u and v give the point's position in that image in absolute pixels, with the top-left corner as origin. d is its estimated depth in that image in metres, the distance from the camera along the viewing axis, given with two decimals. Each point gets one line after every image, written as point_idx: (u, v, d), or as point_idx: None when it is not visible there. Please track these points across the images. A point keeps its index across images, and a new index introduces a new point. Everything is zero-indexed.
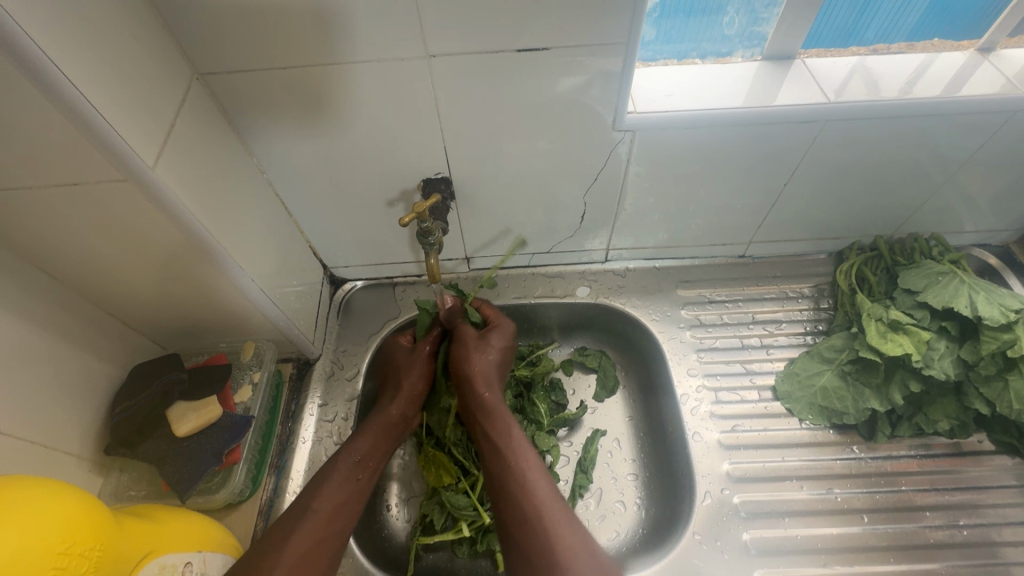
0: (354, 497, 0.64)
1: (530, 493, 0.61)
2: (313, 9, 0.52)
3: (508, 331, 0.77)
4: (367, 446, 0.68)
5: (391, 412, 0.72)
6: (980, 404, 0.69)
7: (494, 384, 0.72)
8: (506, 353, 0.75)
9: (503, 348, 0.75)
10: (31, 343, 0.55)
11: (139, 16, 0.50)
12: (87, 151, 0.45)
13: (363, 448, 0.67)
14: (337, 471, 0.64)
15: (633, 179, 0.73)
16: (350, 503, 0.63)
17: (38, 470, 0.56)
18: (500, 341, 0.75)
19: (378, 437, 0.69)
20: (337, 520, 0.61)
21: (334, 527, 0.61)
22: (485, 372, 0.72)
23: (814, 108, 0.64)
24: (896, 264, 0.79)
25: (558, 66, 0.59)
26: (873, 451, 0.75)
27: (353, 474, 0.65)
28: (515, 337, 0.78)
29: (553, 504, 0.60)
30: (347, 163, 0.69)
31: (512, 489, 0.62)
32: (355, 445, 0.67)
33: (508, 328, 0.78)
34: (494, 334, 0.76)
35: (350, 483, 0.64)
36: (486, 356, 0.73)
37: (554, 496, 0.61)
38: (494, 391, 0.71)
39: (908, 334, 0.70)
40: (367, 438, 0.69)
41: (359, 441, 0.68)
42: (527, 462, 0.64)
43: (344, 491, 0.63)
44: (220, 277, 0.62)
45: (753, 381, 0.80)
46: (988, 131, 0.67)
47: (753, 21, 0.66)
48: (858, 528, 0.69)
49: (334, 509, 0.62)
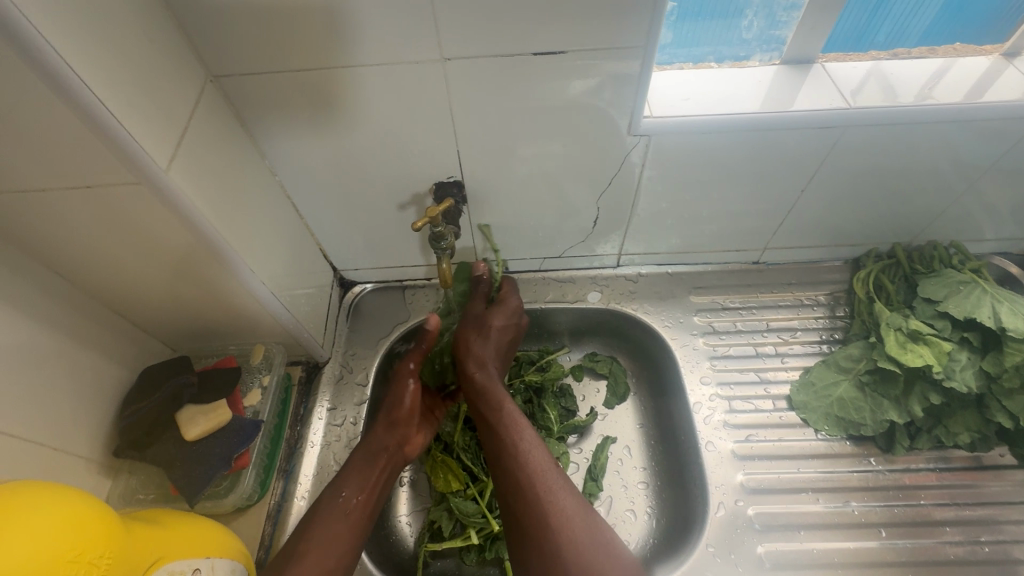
0: (347, 535, 0.60)
1: (524, 462, 0.61)
2: (327, 10, 0.52)
3: (511, 309, 0.76)
4: (357, 479, 0.64)
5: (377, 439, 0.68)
6: (1003, 417, 0.68)
7: (489, 363, 0.72)
8: (505, 333, 0.75)
9: (504, 326, 0.75)
10: (43, 345, 0.55)
11: (153, 18, 0.49)
12: (102, 153, 0.45)
13: (353, 481, 0.64)
14: (331, 504, 0.62)
15: (647, 184, 0.72)
16: (346, 535, 0.60)
17: (48, 472, 0.56)
18: (498, 320, 0.75)
19: (370, 466, 0.66)
20: (331, 552, 0.59)
21: (327, 561, 0.58)
22: (479, 354, 0.72)
23: (834, 113, 0.62)
24: (915, 273, 0.78)
25: (573, 69, 0.58)
26: (891, 464, 0.73)
27: (347, 507, 0.62)
28: (521, 314, 0.77)
29: (546, 469, 0.60)
30: (359, 166, 0.68)
31: (506, 459, 0.62)
32: (346, 479, 0.64)
33: (513, 305, 0.77)
34: (493, 313, 0.76)
35: (343, 517, 0.61)
36: (484, 338, 0.73)
37: (546, 461, 0.61)
38: (487, 369, 0.71)
39: (929, 345, 0.69)
40: (355, 469, 0.65)
41: (351, 474, 0.65)
42: (521, 433, 0.63)
43: (335, 527, 0.60)
44: (231, 280, 0.61)
45: (767, 390, 0.78)
46: (1012, 137, 0.65)
47: (772, 25, 0.65)
48: (875, 543, 0.68)
49: (328, 543, 0.59)
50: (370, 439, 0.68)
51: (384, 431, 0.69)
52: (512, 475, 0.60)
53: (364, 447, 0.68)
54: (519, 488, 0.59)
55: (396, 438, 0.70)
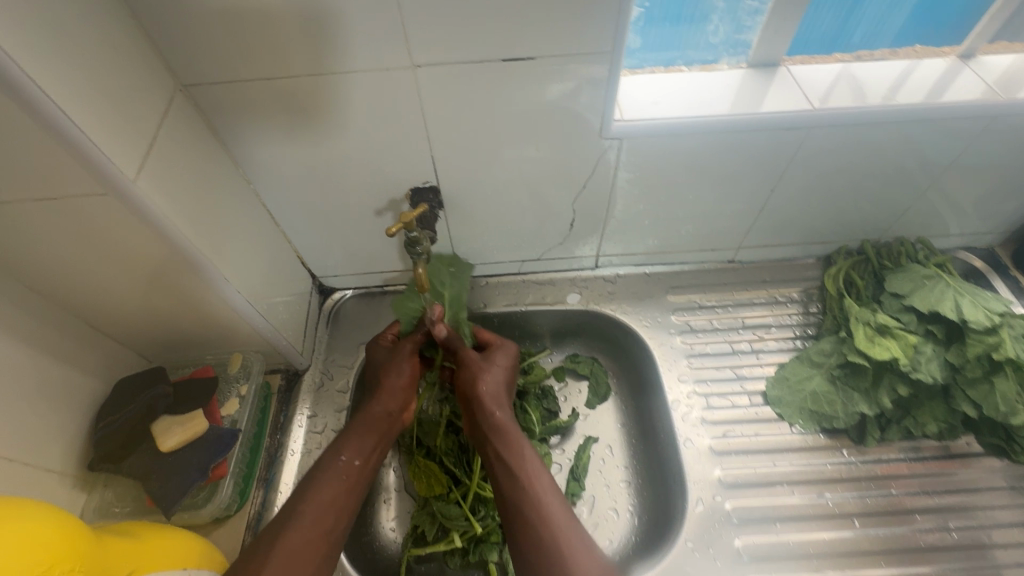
0: (343, 497, 0.60)
1: (543, 514, 0.58)
2: (297, 19, 0.52)
3: (510, 351, 0.75)
4: (356, 442, 0.64)
5: (375, 408, 0.68)
6: (968, 406, 0.70)
7: (504, 404, 0.69)
8: (511, 372, 0.73)
9: (510, 367, 0.73)
10: (12, 358, 0.55)
11: (120, 28, 0.49)
12: (66, 164, 0.45)
13: (353, 445, 0.64)
14: (332, 467, 0.62)
15: (622, 186, 0.73)
16: (343, 499, 0.60)
17: (20, 488, 0.55)
18: (503, 361, 0.73)
19: (369, 431, 0.66)
20: (328, 518, 0.58)
21: (325, 523, 0.58)
22: (493, 393, 0.69)
23: (800, 114, 0.64)
24: (883, 268, 0.80)
25: (544, 75, 0.59)
26: (863, 455, 0.75)
27: (348, 469, 0.62)
28: (520, 356, 0.76)
29: (566, 522, 0.57)
30: (334, 172, 0.68)
31: (524, 510, 0.59)
32: (347, 441, 0.64)
33: (511, 347, 0.76)
34: (497, 354, 0.74)
35: (341, 480, 0.61)
36: (496, 375, 0.71)
37: (569, 517, 0.58)
38: (504, 409, 0.68)
39: (895, 338, 0.71)
40: (356, 433, 0.65)
41: (350, 438, 0.65)
42: (542, 484, 0.61)
43: (334, 489, 0.60)
44: (205, 289, 0.61)
45: (743, 386, 0.80)
46: (971, 136, 0.67)
47: (737, 29, 0.66)
48: (849, 533, 0.69)
49: (324, 508, 0.58)
50: (371, 406, 0.68)
51: (385, 400, 0.69)
52: (532, 529, 0.57)
53: (364, 413, 0.68)
54: (538, 544, 0.56)
55: (397, 404, 0.70)
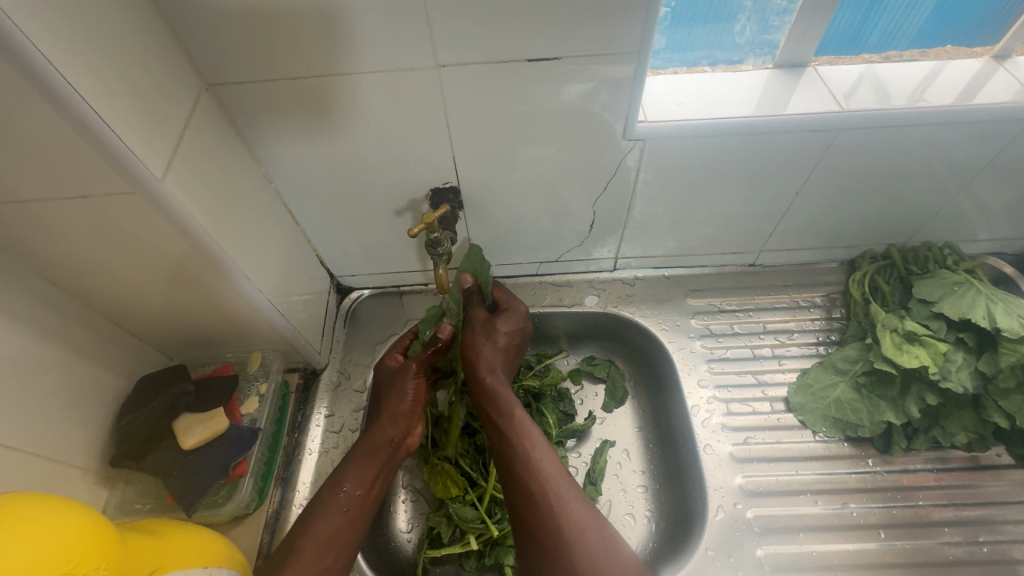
0: (345, 530, 0.60)
1: (538, 476, 0.58)
2: (322, 19, 0.52)
3: (518, 314, 0.73)
4: (357, 473, 0.64)
5: (377, 435, 0.68)
6: (1000, 417, 0.68)
7: (498, 369, 0.68)
8: (516, 337, 0.72)
9: (512, 332, 0.72)
10: (38, 355, 0.55)
11: (148, 28, 0.50)
12: (97, 163, 0.45)
13: (355, 476, 0.64)
14: (332, 499, 0.61)
15: (644, 188, 0.72)
16: (344, 533, 0.60)
17: (45, 483, 0.55)
18: (506, 325, 0.72)
19: (371, 459, 0.66)
20: (328, 551, 0.58)
21: (327, 558, 0.57)
22: (487, 358, 0.68)
23: (828, 116, 0.63)
24: (910, 273, 0.78)
25: (568, 75, 0.58)
26: (889, 465, 0.73)
27: (349, 500, 0.62)
28: (528, 319, 0.74)
29: (561, 483, 0.57)
30: (354, 172, 0.68)
31: (529, 486, 0.57)
32: (347, 472, 0.64)
33: (519, 311, 0.74)
34: (502, 320, 0.72)
35: (343, 512, 0.61)
36: (493, 343, 0.70)
37: (562, 476, 0.58)
38: (497, 375, 0.67)
39: (925, 345, 0.69)
40: (357, 462, 0.65)
41: (351, 468, 0.64)
42: (542, 459, 0.59)
43: (334, 521, 0.60)
44: (227, 287, 0.61)
45: (764, 392, 0.79)
46: (1005, 139, 0.66)
47: (764, 29, 0.65)
48: (874, 544, 0.68)
49: (327, 541, 0.58)
50: (373, 432, 0.68)
51: (388, 425, 0.69)
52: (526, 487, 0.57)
53: (365, 440, 0.67)
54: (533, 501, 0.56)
55: (400, 432, 0.69)
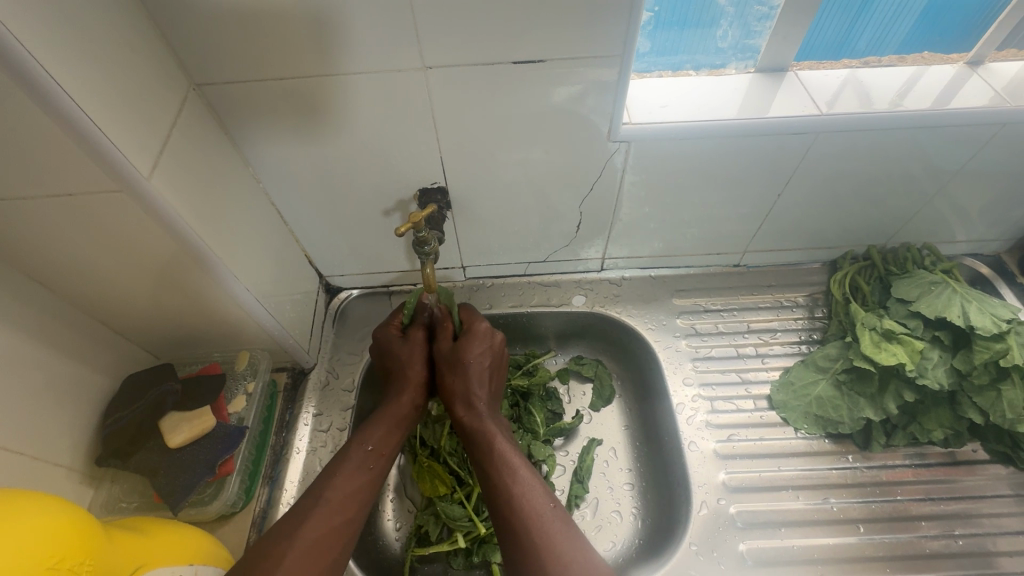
0: (368, 486, 0.61)
1: (522, 509, 0.57)
2: (310, 21, 0.53)
3: (485, 335, 0.70)
4: (381, 434, 0.65)
5: (401, 399, 0.69)
6: (974, 413, 0.70)
7: (476, 403, 0.67)
8: (489, 359, 0.69)
9: (483, 357, 0.69)
10: (23, 353, 0.55)
11: (136, 28, 0.50)
12: (83, 162, 0.45)
13: (379, 436, 0.64)
14: (357, 455, 0.62)
15: (629, 189, 0.73)
16: (366, 488, 0.60)
17: (29, 482, 0.55)
18: (477, 350, 0.69)
19: (393, 423, 0.66)
20: (351, 506, 0.58)
21: (348, 513, 0.58)
22: (466, 394, 0.67)
23: (808, 119, 0.64)
24: (889, 274, 0.80)
25: (553, 77, 0.59)
26: (868, 461, 0.75)
27: (369, 458, 0.62)
28: (497, 334, 0.72)
29: (546, 515, 0.56)
30: (342, 172, 0.69)
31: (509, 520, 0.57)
32: (372, 433, 0.64)
33: (484, 330, 0.71)
34: (467, 346, 0.69)
35: (365, 469, 0.61)
36: (464, 374, 0.68)
37: (547, 506, 0.57)
38: (476, 410, 0.66)
39: (902, 343, 0.71)
40: (384, 425, 0.66)
41: (374, 429, 0.65)
42: (529, 492, 0.58)
43: (359, 478, 0.60)
44: (214, 286, 0.61)
45: (748, 390, 0.80)
46: (978, 143, 0.68)
47: (746, 34, 0.67)
48: (854, 539, 0.69)
49: (348, 496, 0.59)
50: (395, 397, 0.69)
51: (409, 387, 0.69)
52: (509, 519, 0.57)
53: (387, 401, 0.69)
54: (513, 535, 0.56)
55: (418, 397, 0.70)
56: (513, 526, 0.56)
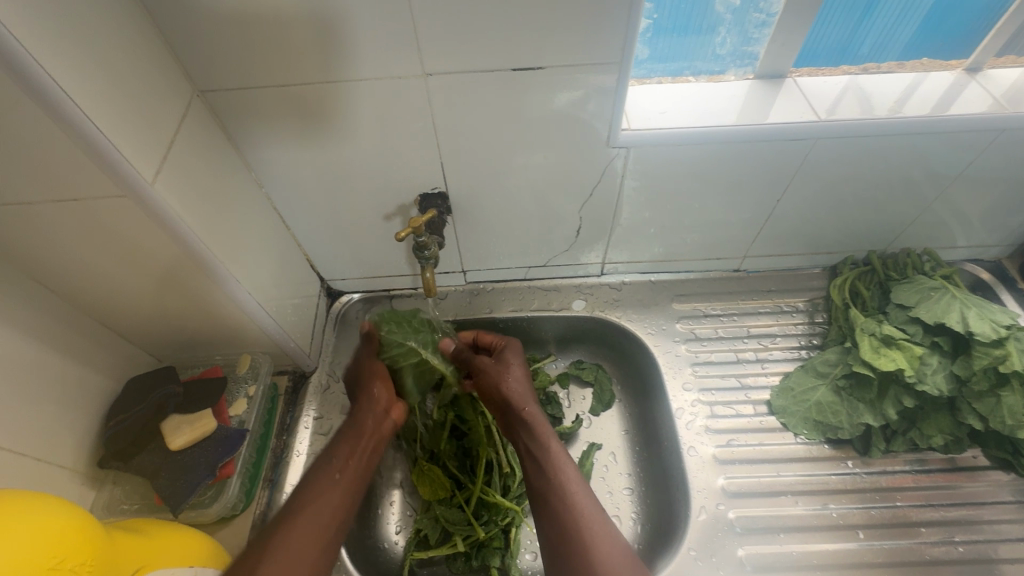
0: (340, 500, 0.58)
1: (575, 511, 0.56)
2: (313, 29, 0.54)
3: (516, 348, 0.72)
4: (348, 446, 0.62)
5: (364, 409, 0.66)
6: (974, 419, 0.70)
7: (530, 403, 0.66)
8: (530, 369, 0.71)
9: (524, 366, 0.70)
10: (27, 355, 0.56)
11: (142, 35, 0.51)
12: (88, 167, 0.46)
13: (344, 447, 0.62)
14: (322, 471, 0.60)
15: (628, 194, 0.74)
16: (340, 503, 0.58)
17: (32, 483, 0.56)
18: (515, 359, 0.70)
19: (360, 433, 0.63)
20: (326, 522, 0.56)
21: (321, 526, 0.55)
22: (520, 391, 0.66)
23: (806, 126, 0.65)
24: (889, 280, 0.80)
25: (552, 84, 0.60)
26: (868, 467, 0.75)
27: (336, 473, 0.60)
28: (527, 350, 0.74)
29: (595, 516, 0.56)
30: (344, 176, 0.69)
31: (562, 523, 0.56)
32: (337, 447, 0.62)
33: (514, 345, 0.73)
34: (509, 356, 0.71)
35: (333, 484, 0.59)
36: (509, 380, 0.68)
37: (600, 510, 0.57)
38: (533, 406, 0.65)
39: (902, 349, 0.70)
40: (348, 436, 0.63)
41: (341, 442, 0.63)
42: (577, 497, 0.57)
43: (326, 492, 0.58)
44: (216, 290, 0.62)
45: (747, 396, 0.80)
46: (977, 148, 0.68)
47: (745, 41, 0.67)
48: (853, 545, 0.69)
49: (321, 514, 0.56)
50: (360, 408, 0.66)
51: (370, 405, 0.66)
52: (558, 522, 0.56)
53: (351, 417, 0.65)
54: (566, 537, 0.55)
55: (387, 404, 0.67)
56: (572, 526, 0.55)
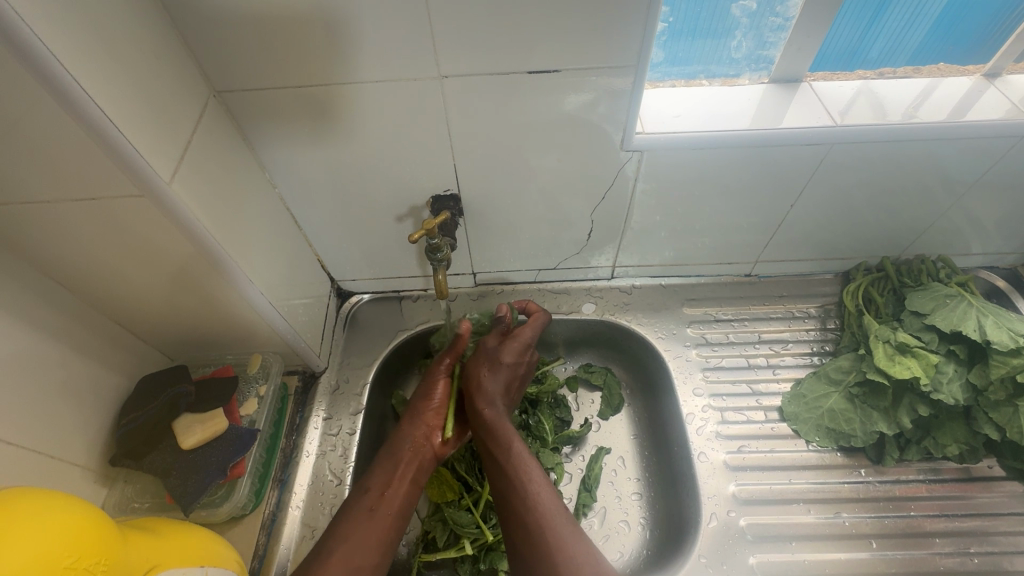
0: (376, 530, 0.61)
1: (532, 507, 0.58)
2: (329, 31, 0.54)
3: (524, 341, 0.73)
4: (383, 475, 0.66)
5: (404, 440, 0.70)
6: (990, 429, 0.69)
7: (497, 402, 0.69)
8: (515, 366, 0.72)
9: (514, 362, 0.72)
10: (41, 352, 0.56)
11: (161, 36, 0.51)
12: (107, 167, 0.46)
13: (379, 478, 0.65)
14: (359, 500, 0.63)
15: (641, 198, 0.73)
16: (375, 532, 0.61)
17: (45, 480, 0.56)
18: (511, 356, 0.72)
19: (394, 463, 0.67)
20: (359, 551, 0.59)
21: (355, 558, 0.58)
22: (487, 392, 0.69)
23: (822, 130, 0.64)
24: (903, 286, 0.80)
25: (567, 86, 0.60)
26: (881, 475, 0.74)
27: (373, 502, 0.63)
28: (533, 345, 0.74)
29: (555, 516, 0.57)
30: (356, 178, 0.69)
31: (520, 515, 0.58)
32: (371, 476, 0.65)
33: (524, 336, 0.74)
34: (504, 348, 0.72)
35: (373, 514, 0.62)
36: (495, 374, 0.71)
37: (556, 507, 0.58)
38: (496, 407, 0.68)
39: (916, 357, 0.70)
40: (384, 465, 0.67)
41: (376, 472, 0.66)
42: (540, 495, 0.59)
43: (363, 522, 0.61)
44: (229, 289, 0.62)
45: (758, 402, 0.79)
46: (996, 155, 0.67)
47: (760, 45, 0.67)
48: (866, 554, 0.68)
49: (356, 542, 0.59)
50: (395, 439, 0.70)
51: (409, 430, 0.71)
52: (521, 518, 0.58)
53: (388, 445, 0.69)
54: (524, 532, 0.57)
55: (426, 434, 0.71)
56: (528, 522, 0.57)
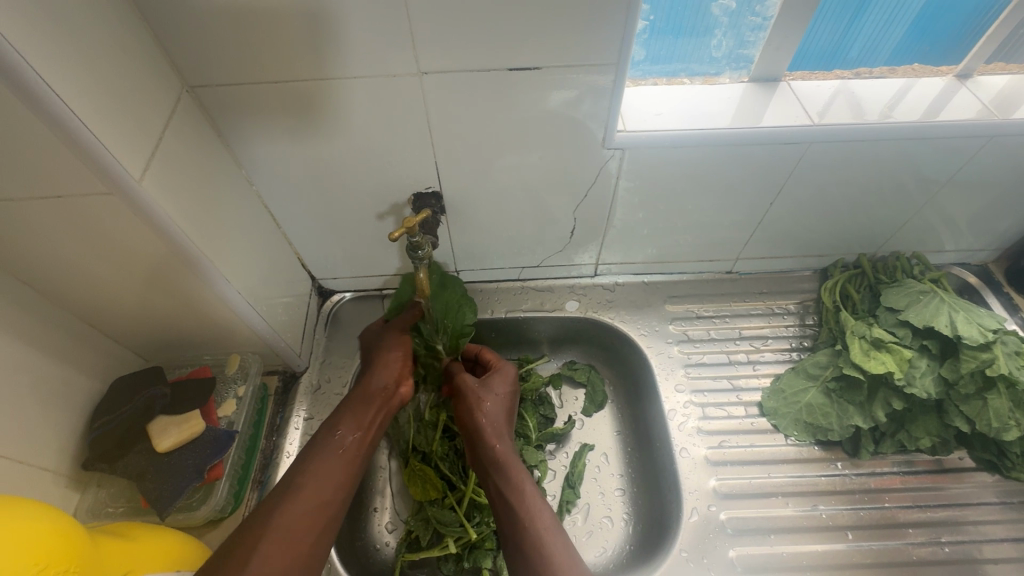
0: (343, 469, 0.59)
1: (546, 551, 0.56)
2: (307, 26, 0.53)
3: (508, 376, 0.74)
4: (353, 417, 0.63)
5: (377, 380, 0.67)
6: (961, 422, 0.71)
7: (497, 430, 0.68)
8: (510, 398, 0.72)
9: (507, 394, 0.72)
10: (10, 355, 0.54)
11: (132, 29, 0.50)
12: (75, 165, 0.45)
13: (349, 420, 0.63)
14: (328, 442, 0.61)
15: (623, 195, 0.73)
16: (341, 472, 0.59)
17: (14, 488, 0.55)
18: (501, 387, 0.72)
19: (367, 404, 0.64)
20: (328, 487, 0.57)
21: (323, 493, 0.57)
22: (493, 423, 0.67)
23: (799, 129, 0.65)
24: (879, 282, 0.81)
25: (549, 82, 0.59)
26: (857, 468, 0.76)
27: (346, 442, 0.61)
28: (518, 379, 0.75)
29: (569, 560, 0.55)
30: (336, 175, 0.69)
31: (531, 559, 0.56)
32: (341, 417, 0.63)
33: (508, 372, 0.75)
34: (494, 380, 0.73)
35: (337, 454, 0.60)
36: (494, 405, 0.70)
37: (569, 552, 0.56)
38: (504, 441, 0.66)
39: (891, 351, 0.72)
40: (353, 406, 0.64)
41: (347, 412, 0.64)
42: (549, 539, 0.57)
43: (329, 460, 0.59)
44: (204, 288, 0.61)
45: (739, 397, 0.80)
46: (966, 154, 0.69)
47: (740, 44, 0.67)
48: (842, 545, 0.70)
49: (320, 479, 0.58)
50: (368, 381, 0.67)
51: (381, 371, 0.68)
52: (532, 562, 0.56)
53: (361, 388, 0.67)
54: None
55: (395, 378, 0.68)
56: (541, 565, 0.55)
